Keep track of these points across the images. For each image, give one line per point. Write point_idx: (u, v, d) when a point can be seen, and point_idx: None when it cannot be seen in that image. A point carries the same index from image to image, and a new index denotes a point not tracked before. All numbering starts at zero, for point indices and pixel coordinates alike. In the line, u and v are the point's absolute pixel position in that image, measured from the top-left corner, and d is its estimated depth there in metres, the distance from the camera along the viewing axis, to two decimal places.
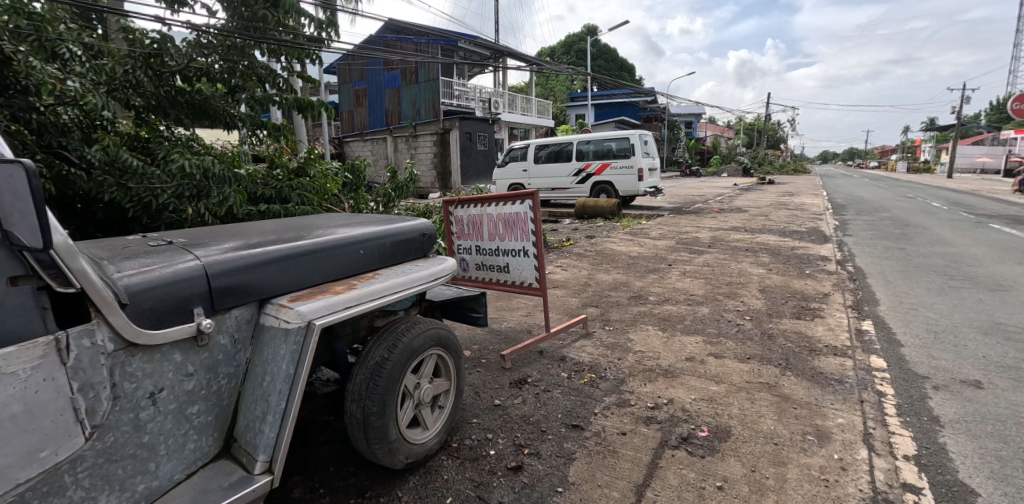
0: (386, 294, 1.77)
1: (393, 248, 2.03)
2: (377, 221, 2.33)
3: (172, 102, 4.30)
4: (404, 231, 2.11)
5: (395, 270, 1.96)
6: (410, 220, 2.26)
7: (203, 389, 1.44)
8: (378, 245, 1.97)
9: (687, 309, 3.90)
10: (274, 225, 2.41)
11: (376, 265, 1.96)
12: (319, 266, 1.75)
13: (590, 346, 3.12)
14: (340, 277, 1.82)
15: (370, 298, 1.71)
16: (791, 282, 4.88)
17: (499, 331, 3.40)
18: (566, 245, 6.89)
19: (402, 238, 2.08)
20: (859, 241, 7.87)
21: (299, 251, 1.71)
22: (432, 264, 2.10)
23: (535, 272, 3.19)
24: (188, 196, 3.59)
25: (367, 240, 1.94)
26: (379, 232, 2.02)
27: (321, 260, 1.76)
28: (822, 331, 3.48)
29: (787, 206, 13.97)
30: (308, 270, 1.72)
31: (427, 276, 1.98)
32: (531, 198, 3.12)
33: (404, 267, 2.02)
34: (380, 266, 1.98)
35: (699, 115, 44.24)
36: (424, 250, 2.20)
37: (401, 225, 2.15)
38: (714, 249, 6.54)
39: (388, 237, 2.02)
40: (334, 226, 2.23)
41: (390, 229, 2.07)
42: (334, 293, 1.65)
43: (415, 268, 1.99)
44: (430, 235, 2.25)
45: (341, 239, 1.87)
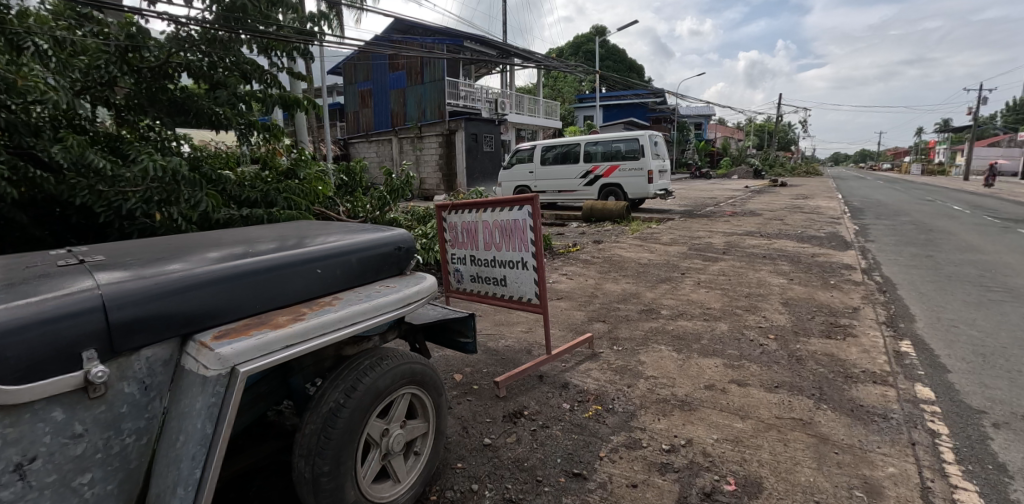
0: (343, 326, 1.42)
1: (361, 266, 1.70)
2: (354, 231, 2.02)
3: (152, 100, 3.96)
4: (377, 242, 1.78)
5: (361, 293, 1.61)
6: (389, 231, 1.92)
7: (99, 452, 1.17)
8: (340, 263, 1.64)
9: (704, 325, 3.54)
10: (245, 232, 2.16)
11: (338, 287, 1.64)
12: (261, 291, 1.43)
13: (596, 369, 2.78)
14: (290, 302, 1.50)
15: (320, 332, 1.35)
16: (816, 293, 4.50)
17: (495, 351, 3.07)
18: (573, 251, 6.55)
19: (372, 252, 1.74)
20: (882, 247, 7.44)
21: (235, 271, 1.40)
22: (410, 284, 1.74)
23: (534, 287, 2.84)
24: (157, 199, 3.20)
25: (327, 256, 1.61)
26: (344, 247, 1.69)
27: (266, 281, 1.45)
28: (857, 353, 3.11)
29: (802, 208, 13.54)
30: (244, 295, 1.40)
31: (400, 300, 1.61)
32: (530, 203, 2.75)
33: (374, 288, 1.67)
34: (342, 289, 1.65)
35: (709, 117, 43.63)
36: (400, 266, 1.85)
37: (374, 236, 1.81)
38: (729, 256, 6.16)
39: (354, 253, 1.69)
40: (296, 237, 1.92)
41: (358, 242, 1.74)
42: (272, 326, 1.30)
43: (384, 290, 1.64)
44: (411, 248, 1.90)
45: (295, 256, 1.55)
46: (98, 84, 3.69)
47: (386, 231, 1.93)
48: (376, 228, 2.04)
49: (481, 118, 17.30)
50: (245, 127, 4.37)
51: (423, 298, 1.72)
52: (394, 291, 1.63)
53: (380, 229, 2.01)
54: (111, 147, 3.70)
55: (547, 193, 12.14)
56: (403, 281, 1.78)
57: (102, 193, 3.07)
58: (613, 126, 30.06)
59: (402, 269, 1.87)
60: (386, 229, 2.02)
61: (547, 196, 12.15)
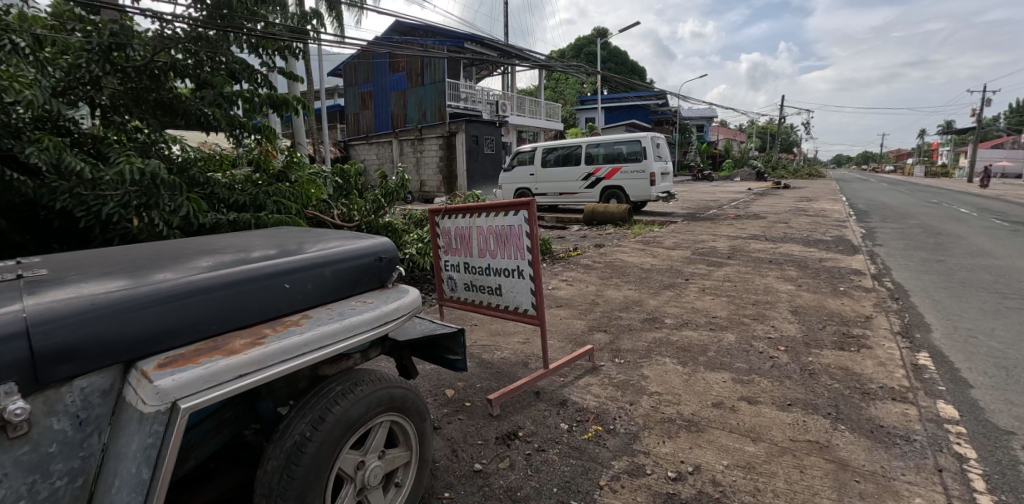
0: (310, 350, 1.24)
1: (336, 280, 1.54)
2: (334, 240, 1.86)
3: (138, 101, 3.83)
4: (353, 252, 1.62)
5: (334, 310, 1.44)
6: (370, 240, 1.76)
7: (21, 499, 1.00)
8: (312, 277, 1.48)
9: (710, 335, 3.37)
10: (216, 241, 2.00)
11: (309, 302, 1.47)
12: (218, 309, 1.27)
13: (596, 385, 2.61)
14: (253, 322, 1.33)
15: (281, 357, 1.18)
16: (826, 301, 4.33)
17: (490, 364, 2.91)
18: (574, 256, 6.39)
19: (349, 263, 1.58)
20: (891, 252, 7.26)
21: (188, 287, 1.24)
22: (390, 299, 1.56)
23: (531, 297, 2.65)
24: (137, 203, 3.01)
25: (296, 269, 1.45)
26: (317, 258, 1.53)
27: (224, 298, 1.29)
28: (873, 367, 2.95)
29: (807, 211, 13.37)
30: (197, 314, 1.24)
31: (378, 318, 1.43)
32: (526, 207, 2.58)
33: (349, 304, 1.50)
34: (314, 304, 1.49)
35: (710, 120, 43.45)
36: (382, 278, 1.69)
37: (350, 246, 1.64)
38: (734, 261, 5.98)
39: (326, 266, 1.52)
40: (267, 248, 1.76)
41: (332, 253, 1.58)
42: (225, 353, 1.13)
43: (360, 306, 1.46)
44: (394, 257, 1.74)
45: (259, 270, 1.39)
46: (79, 83, 3.51)
47: (366, 239, 1.76)
48: (356, 237, 1.88)
49: (482, 120, 17.14)
50: (236, 128, 4.22)
51: (405, 315, 1.54)
52: (370, 308, 1.45)
53: (361, 237, 1.86)
54: (97, 149, 3.56)
55: (547, 196, 11.99)
56: (382, 296, 1.60)
57: (80, 196, 2.88)
58: (614, 128, 29.94)
59: (383, 281, 1.70)
60: (368, 237, 1.86)
61: (548, 199, 12.00)
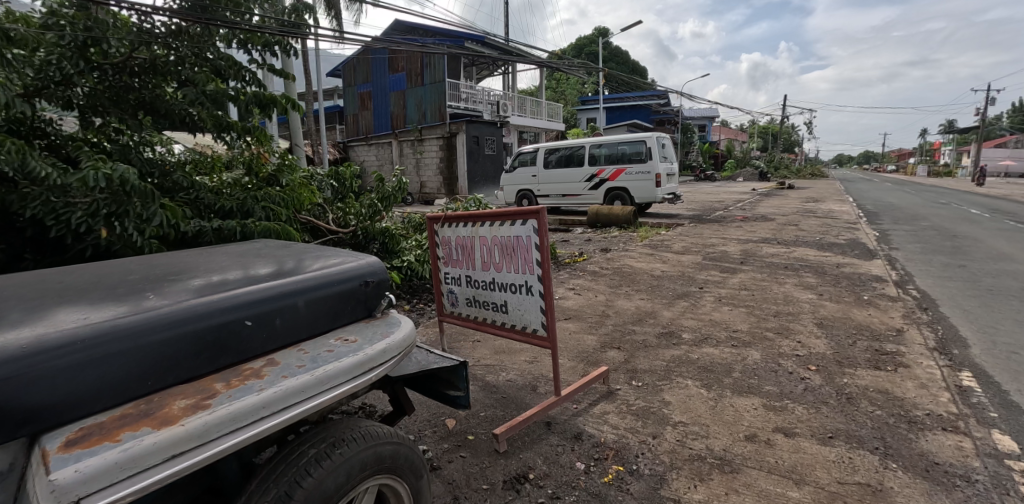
0: (271, 413, 0.96)
1: (311, 313, 1.26)
2: (313, 260, 1.57)
3: (117, 101, 3.56)
4: (334, 277, 1.33)
5: (307, 353, 1.15)
6: (355, 259, 1.47)
7: None
8: (281, 310, 1.19)
9: (733, 353, 3.09)
10: (178, 256, 1.71)
11: (278, 342, 1.19)
12: (155, 358, 0.99)
13: (614, 413, 2.35)
14: (203, 373, 1.06)
15: (231, 427, 0.90)
16: (851, 311, 4.06)
17: (496, 388, 2.65)
18: (580, 261, 6.12)
19: (329, 292, 1.30)
20: (909, 256, 6.99)
21: (115, 331, 0.95)
22: (378, 335, 1.28)
23: (541, 316, 2.38)
24: (107, 212, 2.70)
25: (261, 301, 1.17)
26: (290, 285, 1.24)
27: (163, 344, 1.00)
28: (915, 390, 2.68)
29: (815, 212, 13.11)
30: (126, 367, 0.95)
31: (364, 362, 1.14)
32: (536, 216, 2.30)
33: (328, 343, 1.21)
34: (284, 344, 1.21)
35: (712, 120, 43.17)
36: (369, 306, 1.41)
37: (330, 269, 1.36)
38: (748, 267, 5.71)
39: (300, 296, 1.24)
40: (235, 270, 1.48)
41: (308, 278, 1.29)
42: (154, 426, 0.86)
43: (340, 347, 1.18)
44: (384, 281, 1.45)
45: (212, 304, 1.10)
46: (51, 82, 3.25)
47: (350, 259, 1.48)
48: (340, 256, 1.60)
49: (483, 121, 16.88)
50: (224, 129, 3.96)
51: (399, 355, 1.25)
52: (353, 349, 1.17)
53: (345, 256, 1.57)
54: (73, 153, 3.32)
55: (550, 198, 11.73)
56: (368, 330, 1.32)
57: (51, 203, 2.65)
58: (616, 129, 29.68)
59: (370, 310, 1.42)
60: (353, 255, 1.58)
61: (551, 201, 11.74)
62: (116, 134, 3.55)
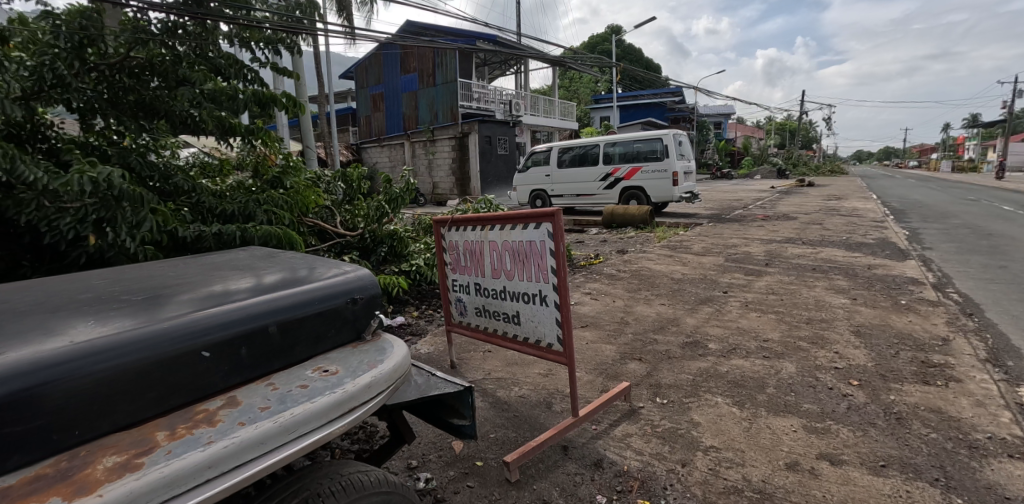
0: (220, 474, 0.78)
1: (286, 338, 1.08)
2: (297, 269, 1.39)
3: (115, 104, 3.44)
4: (314, 294, 1.15)
5: (274, 390, 0.97)
6: (342, 271, 1.29)
7: None
8: (248, 338, 1.02)
9: (766, 366, 2.85)
10: (150, 265, 1.54)
11: (244, 374, 1.01)
12: (84, 402, 0.81)
13: (637, 436, 2.13)
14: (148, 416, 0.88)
15: (165, 495, 0.73)
16: (889, 318, 3.78)
17: (508, 405, 2.45)
18: (596, 263, 5.90)
19: (308, 311, 1.12)
20: (944, 256, 6.61)
21: (32, 369, 0.77)
22: (364, 364, 1.09)
23: (556, 329, 2.17)
24: (96, 217, 2.57)
25: (224, 325, 0.99)
26: (261, 306, 1.06)
27: (97, 385, 0.82)
28: (971, 409, 2.41)
29: (838, 210, 12.68)
30: (48, 415, 0.77)
31: (343, 401, 0.95)
32: (551, 219, 2.08)
33: (302, 375, 1.03)
34: (252, 378, 1.03)
35: (728, 117, 42.40)
36: (357, 328, 1.23)
37: (310, 285, 1.18)
38: (774, 269, 5.43)
39: (272, 318, 1.06)
40: (207, 283, 1.30)
41: (283, 296, 1.11)
42: (63, 498, 0.68)
43: (315, 382, 0.99)
44: (375, 296, 1.27)
45: (162, 332, 0.93)
46: (44, 86, 3.09)
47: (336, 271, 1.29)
48: (328, 266, 1.42)
49: (495, 120, 16.71)
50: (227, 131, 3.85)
51: (390, 388, 1.06)
52: (330, 385, 0.98)
53: (334, 266, 1.40)
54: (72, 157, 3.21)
55: (564, 197, 11.52)
56: (353, 356, 1.13)
57: (44, 208, 2.53)
58: (630, 127, 29.27)
59: (358, 331, 1.24)
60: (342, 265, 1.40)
61: (564, 200, 11.53)
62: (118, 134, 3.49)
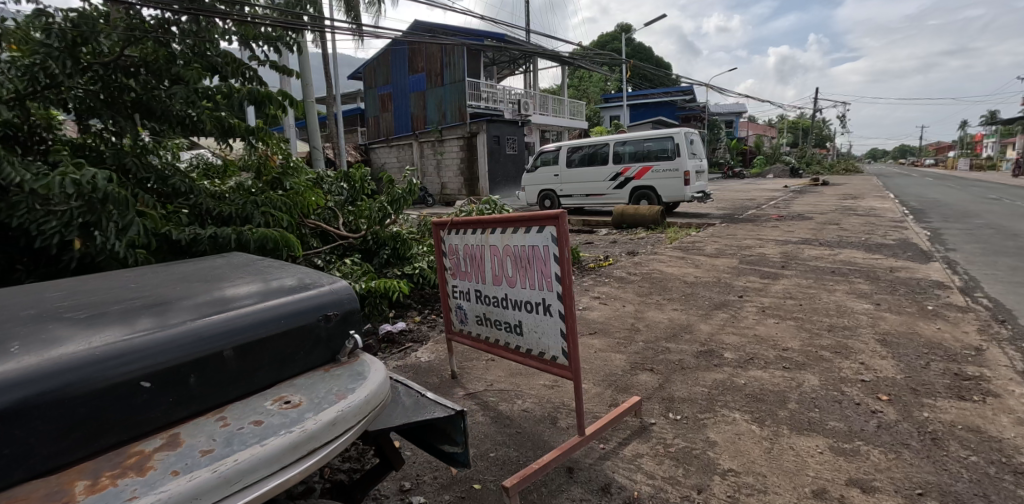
0: None
1: (244, 363, 0.97)
2: (269, 281, 1.27)
3: (107, 104, 3.32)
4: (280, 312, 1.04)
5: (223, 428, 0.85)
6: (317, 285, 1.18)
7: None
8: (197, 365, 0.91)
9: (786, 378, 2.67)
10: (114, 277, 1.42)
11: (193, 406, 0.91)
12: None
13: (648, 457, 1.97)
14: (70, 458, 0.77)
15: None
16: (917, 325, 3.57)
17: (510, 419, 2.31)
18: (606, 266, 5.73)
19: (271, 332, 1.01)
20: (969, 258, 6.34)
21: None
22: (333, 394, 0.97)
23: (561, 342, 2.02)
24: (82, 221, 2.47)
25: (169, 350, 0.88)
26: (215, 328, 0.95)
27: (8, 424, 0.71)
28: (1014, 427, 2.22)
29: (855, 210, 12.36)
30: None
31: (301, 443, 0.83)
32: (555, 222, 1.93)
33: (260, 408, 0.92)
34: (202, 412, 0.92)
35: (739, 116, 41.86)
36: (330, 350, 1.11)
37: (277, 300, 1.07)
38: (791, 272, 5.22)
39: (228, 341, 0.95)
40: (168, 295, 1.19)
41: (243, 314, 1.00)
42: None
43: (271, 418, 0.87)
44: (352, 313, 1.15)
45: (95, 358, 0.82)
46: (39, 86, 3.01)
47: (310, 284, 1.18)
48: (305, 277, 1.30)
49: (504, 120, 16.57)
50: (226, 131, 3.79)
51: (363, 423, 0.94)
52: (288, 422, 0.86)
53: (310, 278, 1.28)
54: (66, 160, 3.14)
55: (573, 197, 11.35)
56: (322, 384, 1.01)
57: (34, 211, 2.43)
58: (641, 126, 28.96)
59: (333, 352, 1.12)
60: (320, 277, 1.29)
61: (573, 200, 11.36)
62: (112, 136, 3.40)
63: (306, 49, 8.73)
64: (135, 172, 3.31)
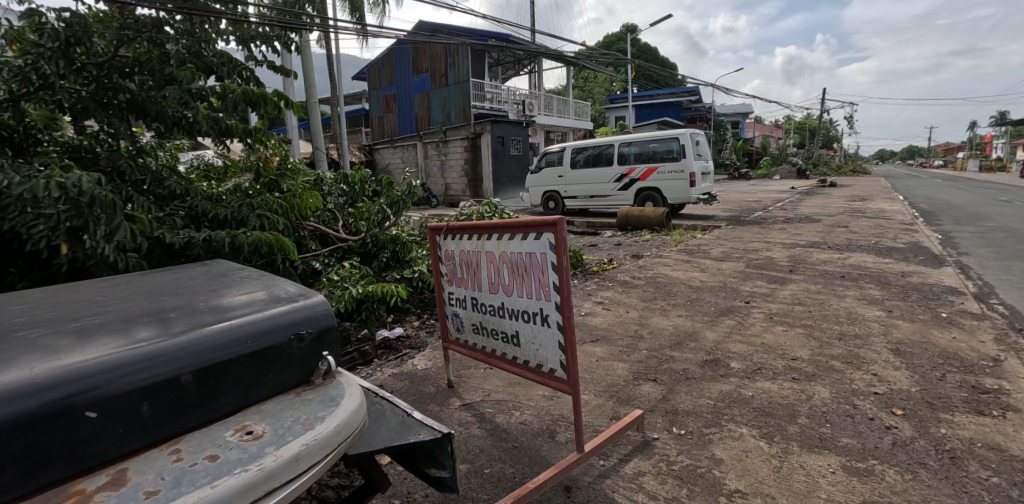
0: None
1: (202, 388, 0.94)
2: (236, 294, 1.25)
3: (103, 105, 3.25)
4: (244, 333, 1.02)
5: (176, 464, 0.83)
6: (285, 301, 1.16)
7: None
8: (151, 392, 0.88)
9: (796, 390, 2.56)
10: (75, 287, 1.37)
11: (146, 435, 0.88)
12: None
13: (651, 476, 1.88)
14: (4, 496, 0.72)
15: None
16: (931, 333, 3.45)
17: (507, 432, 2.22)
18: (609, 269, 5.63)
19: (233, 354, 0.99)
20: (983, 263, 6.18)
21: None
22: (299, 423, 0.95)
23: (559, 354, 1.93)
24: (69, 226, 2.39)
25: (120, 375, 0.86)
26: (172, 353, 0.92)
27: None
28: None
29: (865, 212, 12.16)
30: None
31: (259, 482, 0.80)
32: (553, 229, 1.83)
33: (219, 440, 0.89)
34: (155, 442, 0.89)
35: (746, 116, 41.55)
36: (298, 374, 1.10)
37: (241, 320, 1.05)
38: (799, 276, 5.09)
39: (185, 366, 0.93)
40: (128, 306, 1.14)
41: (204, 335, 0.98)
42: None
43: (228, 452, 0.85)
44: (324, 333, 1.15)
45: (36, 387, 0.78)
46: (31, 87, 2.94)
47: (278, 301, 1.17)
48: (274, 288, 1.28)
49: (508, 121, 16.48)
50: (223, 133, 3.76)
51: (330, 457, 0.92)
52: (246, 458, 0.84)
53: (279, 290, 1.26)
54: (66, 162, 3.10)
55: (578, 198, 11.24)
56: (290, 411, 1.00)
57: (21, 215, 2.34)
58: (646, 127, 28.76)
59: (303, 375, 1.11)
60: (289, 289, 1.27)
61: (578, 201, 11.25)
62: (110, 137, 3.36)
63: (308, 50, 8.67)
64: (132, 174, 3.26)
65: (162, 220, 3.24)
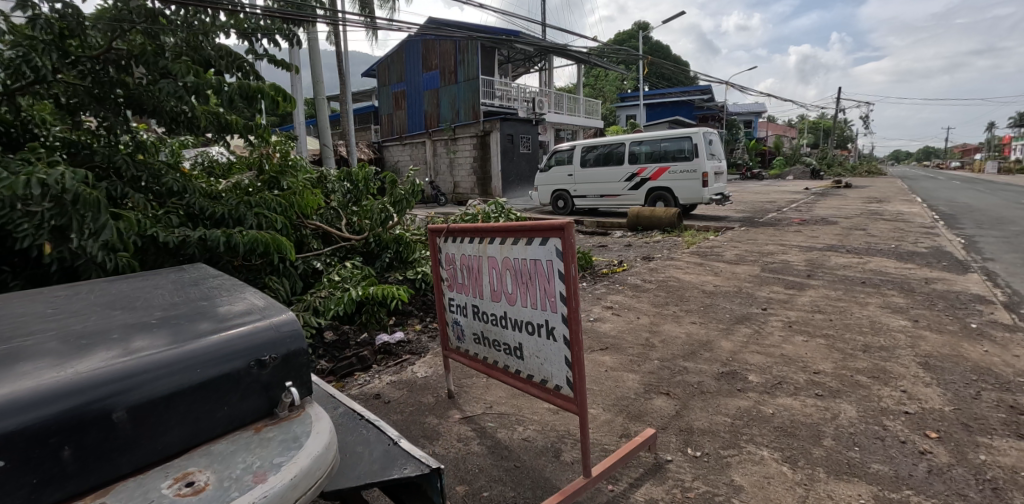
0: None
1: (140, 426, 0.85)
2: (199, 307, 1.14)
3: (98, 100, 3.12)
4: (194, 360, 0.93)
5: None
6: (248, 320, 1.07)
7: None
8: (75, 434, 0.79)
9: (819, 407, 2.39)
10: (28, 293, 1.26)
11: (69, 481, 0.79)
12: None
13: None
14: None
15: None
16: (961, 345, 3.25)
17: (509, 450, 2.07)
18: (620, 271, 5.46)
19: (180, 386, 0.90)
20: (1011, 269, 5.92)
21: None
22: (250, 472, 0.87)
23: (565, 371, 1.79)
24: (53, 224, 2.29)
25: (40, 414, 0.76)
26: (104, 387, 0.83)
27: None
28: None
29: (884, 214, 11.84)
30: None
31: None
32: (560, 234, 1.69)
33: (154, 492, 0.81)
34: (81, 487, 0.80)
35: (759, 116, 41.03)
36: (256, 406, 1.01)
37: (192, 343, 0.95)
38: (818, 282, 4.89)
39: (121, 401, 0.84)
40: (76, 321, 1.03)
41: (147, 362, 0.89)
42: None
43: None
44: (289, 360, 1.05)
45: None
46: (25, 80, 2.82)
47: (240, 319, 1.07)
48: (238, 301, 1.18)
49: (518, 119, 16.33)
50: (222, 129, 3.67)
51: None
52: None
53: (243, 303, 1.16)
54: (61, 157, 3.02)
55: (587, 198, 11.07)
56: (243, 454, 0.92)
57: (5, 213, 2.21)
58: (658, 126, 28.44)
59: (263, 407, 1.02)
60: (256, 301, 1.17)
61: (587, 201, 11.08)
62: (107, 132, 3.26)
63: (317, 46, 8.58)
64: (128, 170, 3.15)
65: (159, 217, 3.14)
